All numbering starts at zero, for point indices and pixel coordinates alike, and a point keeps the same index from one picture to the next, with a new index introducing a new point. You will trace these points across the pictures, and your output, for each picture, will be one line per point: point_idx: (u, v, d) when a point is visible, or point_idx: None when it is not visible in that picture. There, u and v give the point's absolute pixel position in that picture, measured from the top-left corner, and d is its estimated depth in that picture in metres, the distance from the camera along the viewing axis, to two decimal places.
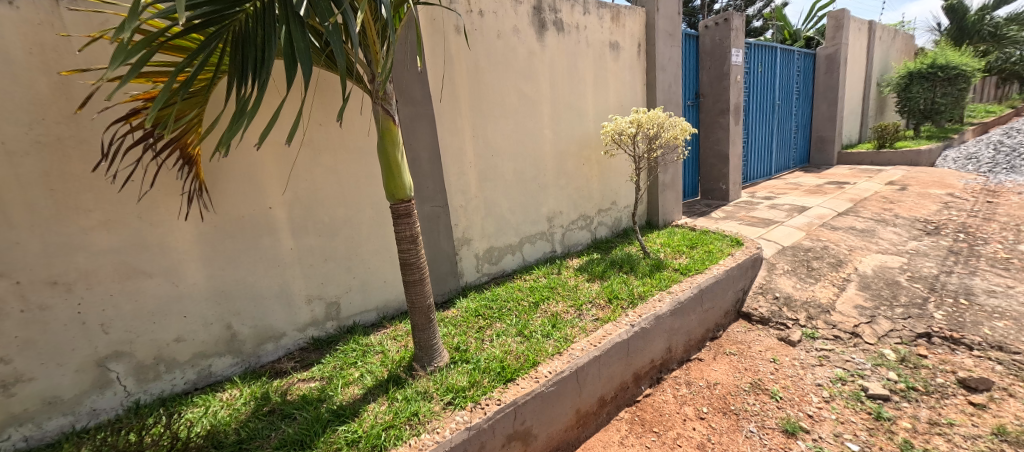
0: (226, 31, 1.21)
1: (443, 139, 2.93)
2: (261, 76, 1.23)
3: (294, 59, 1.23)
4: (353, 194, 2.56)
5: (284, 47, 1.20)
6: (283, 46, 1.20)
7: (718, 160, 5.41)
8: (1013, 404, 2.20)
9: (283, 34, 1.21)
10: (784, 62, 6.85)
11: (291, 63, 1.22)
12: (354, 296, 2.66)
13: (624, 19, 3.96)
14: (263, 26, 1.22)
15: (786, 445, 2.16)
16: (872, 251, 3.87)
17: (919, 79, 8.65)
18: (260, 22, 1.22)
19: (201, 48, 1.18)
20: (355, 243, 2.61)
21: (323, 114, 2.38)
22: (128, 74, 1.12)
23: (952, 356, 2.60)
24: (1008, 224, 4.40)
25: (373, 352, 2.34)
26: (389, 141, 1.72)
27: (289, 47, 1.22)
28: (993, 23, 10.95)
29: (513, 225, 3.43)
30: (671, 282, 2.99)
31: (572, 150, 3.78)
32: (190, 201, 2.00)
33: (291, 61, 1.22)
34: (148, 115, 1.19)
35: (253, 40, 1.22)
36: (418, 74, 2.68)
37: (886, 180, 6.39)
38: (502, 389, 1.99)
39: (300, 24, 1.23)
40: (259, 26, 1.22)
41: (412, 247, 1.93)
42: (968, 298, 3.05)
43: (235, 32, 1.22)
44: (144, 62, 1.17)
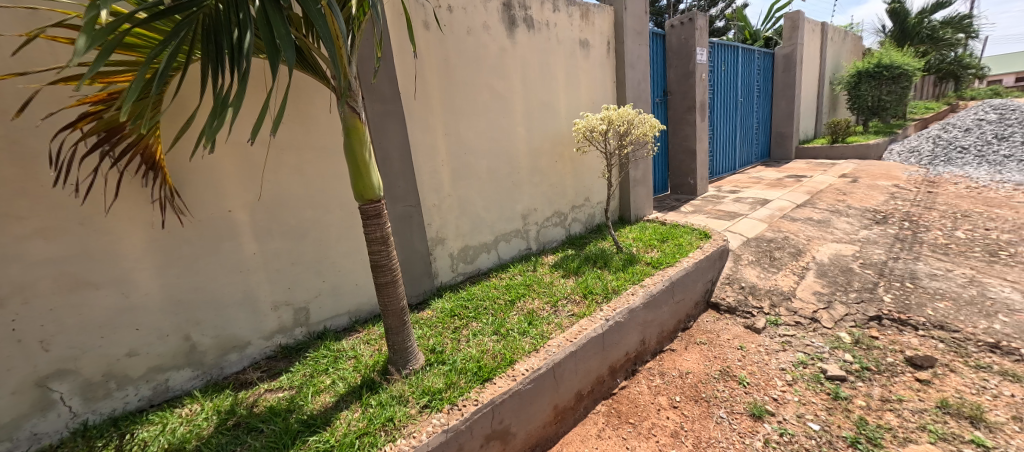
0: (194, 20, 1.11)
1: (414, 137, 2.87)
2: (240, 65, 1.13)
3: (276, 49, 1.15)
4: (320, 195, 2.47)
5: (264, 37, 1.13)
6: (263, 34, 1.13)
7: (686, 156, 5.58)
8: (953, 379, 2.39)
9: (260, 22, 1.13)
10: (744, 61, 7.12)
11: (272, 53, 1.14)
12: (324, 301, 2.57)
13: (593, 17, 4.01)
14: (237, 10, 1.13)
15: (753, 429, 2.26)
16: (828, 240, 4.09)
17: (867, 78, 9.21)
18: (231, 9, 1.13)
19: (173, 34, 1.08)
20: (324, 246, 2.52)
21: (285, 111, 2.27)
22: (88, 71, 1.02)
23: (900, 336, 2.78)
24: (947, 212, 4.77)
25: (345, 358, 2.27)
26: (357, 139, 1.66)
27: (268, 33, 1.14)
28: (930, 26, 11.78)
29: (488, 223, 3.41)
30: (643, 276, 3.05)
31: (546, 147, 3.79)
32: (163, 208, 1.93)
33: (273, 51, 1.14)
34: (118, 112, 1.10)
35: (227, 30, 1.12)
36: (386, 70, 2.61)
37: (840, 173, 6.79)
38: (479, 390, 1.97)
39: (278, 10, 1.15)
40: (232, 12, 1.13)
41: (383, 248, 1.88)
42: (913, 282, 3.28)
43: (204, 21, 1.12)
44: (103, 58, 1.05)
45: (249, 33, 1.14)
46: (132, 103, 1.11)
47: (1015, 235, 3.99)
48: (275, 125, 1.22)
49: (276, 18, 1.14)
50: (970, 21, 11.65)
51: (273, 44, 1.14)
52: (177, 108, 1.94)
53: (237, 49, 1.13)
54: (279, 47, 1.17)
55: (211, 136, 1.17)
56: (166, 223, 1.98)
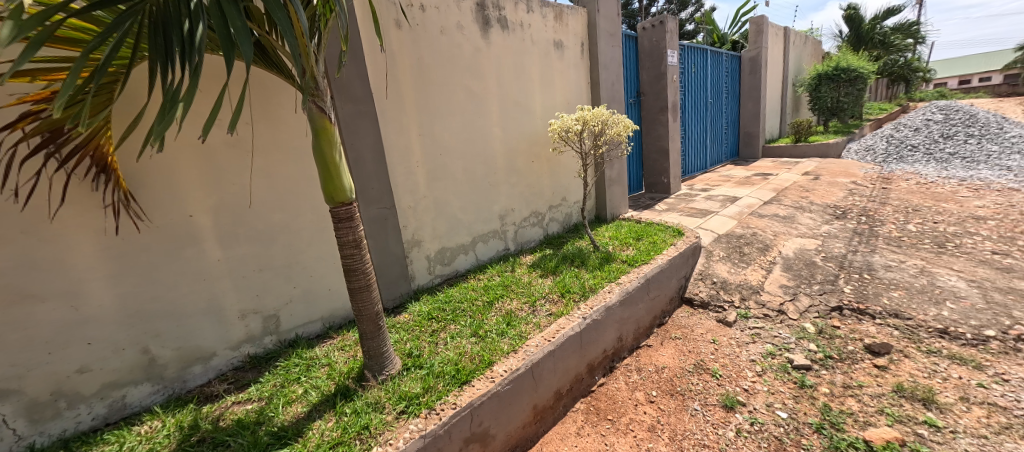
0: (140, 11, 1.05)
1: (388, 138, 2.82)
2: (192, 59, 1.08)
3: (231, 43, 1.10)
4: (289, 198, 2.38)
5: (217, 28, 1.07)
6: (216, 26, 1.07)
7: (659, 155, 5.71)
8: (907, 364, 2.53)
9: (213, 14, 1.08)
10: (713, 63, 7.36)
11: (226, 46, 1.09)
12: (295, 308, 2.48)
13: (567, 18, 4.05)
14: (186, 2, 1.08)
15: (726, 419, 2.33)
16: (792, 235, 4.28)
17: (826, 81, 9.69)
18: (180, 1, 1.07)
19: (115, 25, 1.01)
20: (294, 250, 2.43)
21: (249, 111, 2.17)
22: (14, 65, 0.93)
23: (859, 325, 2.94)
24: (899, 207, 5.07)
25: (318, 366, 2.20)
26: (326, 140, 1.61)
27: (222, 26, 1.09)
28: (882, 32, 12.52)
29: (465, 224, 3.38)
30: (619, 273, 3.10)
31: (523, 148, 3.79)
32: (117, 213, 1.82)
33: (227, 44, 1.09)
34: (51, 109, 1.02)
35: (176, 22, 1.06)
36: (356, 69, 2.54)
37: (803, 170, 7.10)
38: (458, 393, 1.95)
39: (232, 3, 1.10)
40: (181, 2, 1.07)
41: (356, 251, 1.83)
42: (870, 273, 3.47)
43: (152, 12, 1.05)
44: (29, 53, 0.96)
45: (201, 27, 1.09)
46: (66, 99, 1.03)
47: (959, 227, 4.28)
48: (232, 122, 1.17)
49: (230, 9, 1.09)
50: (918, 28, 12.44)
51: (228, 37, 1.09)
52: (128, 107, 1.82)
53: (186, 40, 1.07)
54: (234, 41, 1.12)
55: (160, 134, 1.10)
56: (121, 228, 1.87)
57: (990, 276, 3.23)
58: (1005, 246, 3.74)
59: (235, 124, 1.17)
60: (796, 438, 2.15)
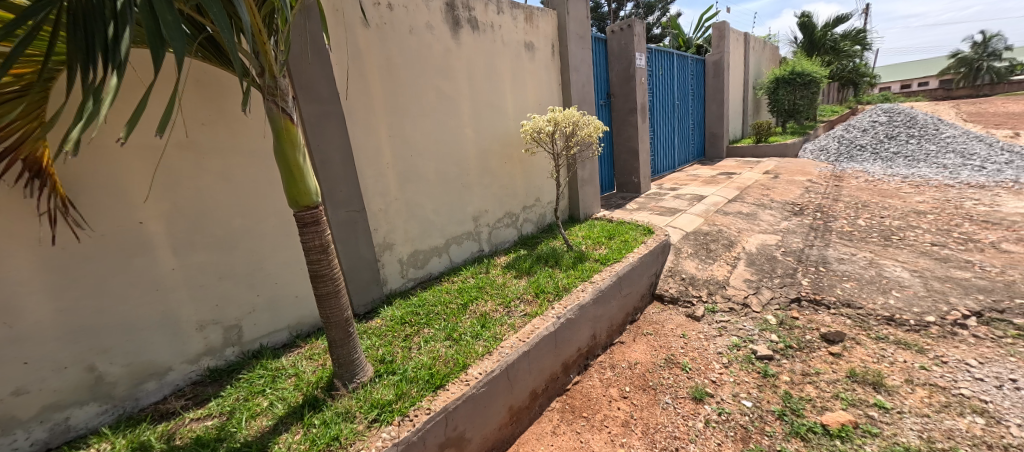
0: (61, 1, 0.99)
1: (356, 139, 2.74)
2: (116, 58, 1.02)
3: (161, 40, 1.03)
4: (250, 202, 2.27)
5: (145, 23, 1.00)
6: (144, 20, 1.00)
7: (630, 155, 5.84)
8: (859, 350, 2.69)
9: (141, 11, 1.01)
10: (679, 67, 7.60)
11: (156, 44, 1.03)
12: (259, 317, 2.38)
13: (537, 20, 4.08)
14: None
15: (695, 411, 2.41)
16: (755, 232, 4.48)
17: (784, 85, 10.21)
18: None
19: (30, 15, 0.95)
20: (257, 257, 2.33)
21: (204, 111, 2.07)
22: None
23: (816, 315, 3.10)
24: (850, 203, 5.41)
25: (285, 377, 2.11)
26: (289, 143, 1.55)
27: (152, 21, 1.02)
28: (833, 39, 13.31)
29: (438, 226, 3.34)
30: (592, 272, 3.14)
31: (495, 148, 3.78)
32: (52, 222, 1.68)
33: (155, 40, 1.02)
34: None
35: (100, 20, 0.99)
36: (321, 68, 2.46)
37: (764, 170, 7.44)
38: (432, 397, 1.92)
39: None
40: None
41: (323, 257, 1.77)
42: (825, 266, 3.68)
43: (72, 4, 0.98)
44: None
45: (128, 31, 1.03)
46: None
47: (902, 221, 4.60)
48: (160, 123, 1.13)
49: (161, 3, 1.02)
50: (864, 35, 13.29)
51: (158, 34, 1.03)
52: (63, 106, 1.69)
53: (110, 38, 1.01)
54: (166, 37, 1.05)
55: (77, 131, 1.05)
56: (58, 238, 1.73)
57: (930, 266, 3.49)
58: (942, 238, 4.05)
59: (165, 126, 1.12)
60: (760, 425, 2.24)
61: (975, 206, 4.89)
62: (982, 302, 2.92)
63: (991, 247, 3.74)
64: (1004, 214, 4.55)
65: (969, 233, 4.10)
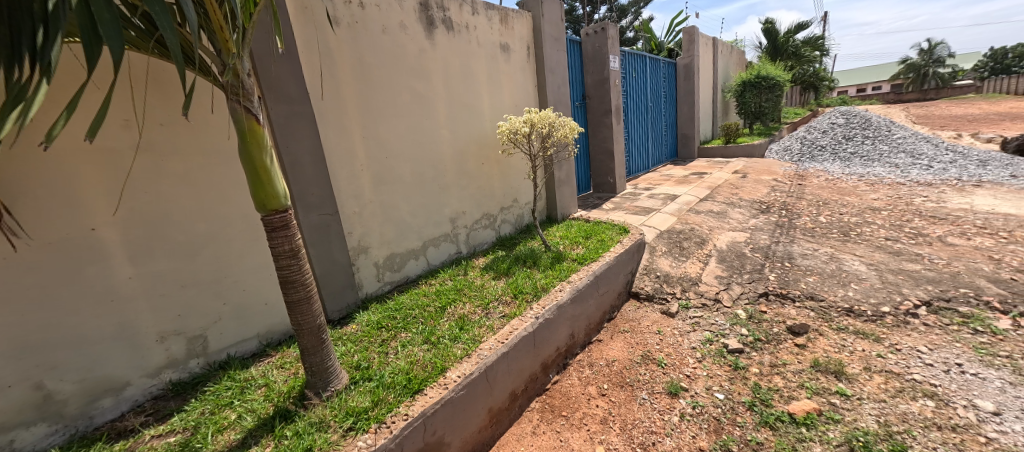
0: None
1: (328, 140, 2.68)
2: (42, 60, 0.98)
3: (97, 38, 0.99)
4: (215, 207, 2.18)
5: (79, 18, 0.95)
6: (78, 17, 0.96)
7: (605, 156, 5.93)
8: (822, 341, 2.83)
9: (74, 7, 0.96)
10: (651, 69, 7.78)
11: (90, 43, 0.99)
12: (225, 326, 2.27)
13: (512, 22, 4.09)
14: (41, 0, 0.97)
15: (671, 405, 2.47)
16: (725, 229, 4.63)
17: (750, 88, 10.63)
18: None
19: None
20: (222, 263, 2.23)
21: (162, 111, 1.97)
22: None
23: (783, 309, 3.24)
24: (812, 201, 5.67)
25: (254, 387, 2.03)
26: (255, 144, 1.49)
27: (86, 17, 0.98)
28: (794, 45, 13.96)
29: (415, 228, 3.29)
30: (570, 272, 3.17)
31: (472, 150, 3.76)
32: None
33: (90, 37, 0.98)
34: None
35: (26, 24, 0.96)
36: (290, 67, 2.39)
37: (733, 169, 7.71)
38: (409, 403, 1.89)
39: None
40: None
41: (293, 262, 1.71)
42: (791, 261, 3.84)
43: None
44: None
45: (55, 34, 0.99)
46: None
47: (859, 218, 4.87)
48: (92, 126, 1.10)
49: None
50: (823, 42, 14.02)
51: (92, 31, 0.98)
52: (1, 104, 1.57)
53: (37, 41, 0.97)
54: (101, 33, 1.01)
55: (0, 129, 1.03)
56: None
57: (885, 260, 3.71)
58: (895, 233, 4.31)
59: (96, 129, 1.11)
60: (732, 416, 2.32)
61: (923, 202, 5.23)
62: (931, 292, 3.13)
63: (938, 240, 4.01)
64: (948, 209, 4.89)
65: (919, 228, 4.38)
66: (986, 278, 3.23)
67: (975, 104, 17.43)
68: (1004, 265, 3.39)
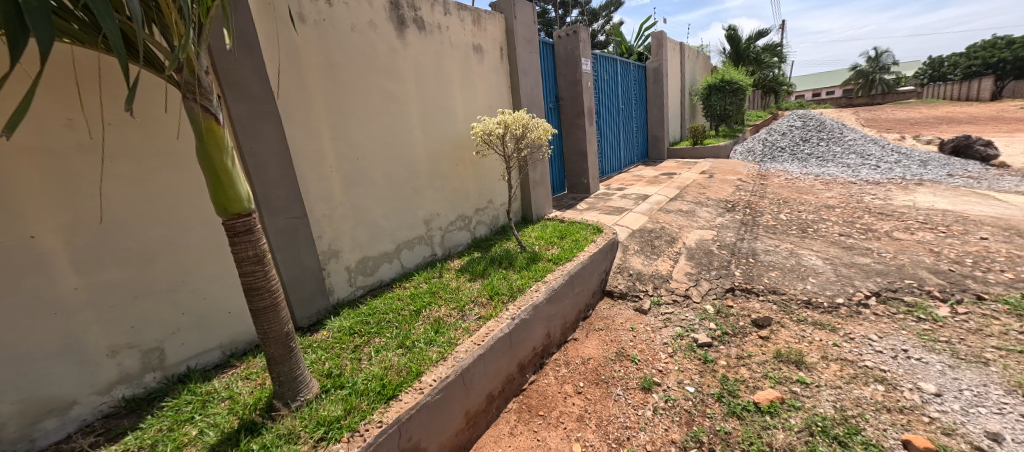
0: None
1: (295, 141, 2.59)
2: None
3: (24, 33, 0.93)
4: (171, 211, 2.06)
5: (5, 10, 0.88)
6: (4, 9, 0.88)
7: (579, 157, 6.02)
8: (784, 333, 2.97)
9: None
10: (622, 73, 7.97)
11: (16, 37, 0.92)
12: (184, 337, 2.15)
13: (485, 23, 4.09)
14: None
15: (644, 400, 2.53)
16: (694, 228, 4.80)
17: (715, 91, 11.06)
18: None
19: None
20: (181, 271, 2.11)
21: (112, 110, 1.85)
22: None
23: (748, 303, 3.39)
24: (774, 200, 5.96)
25: (217, 400, 1.93)
26: (214, 146, 1.42)
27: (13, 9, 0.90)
28: (755, 51, 14.65)
29: (388, 231, 3.23)
30: (545, 272, 3.20)
31: (446, 151, 3.73)
32: None
33: (16, 30, 0.91)
34: None
35: None
36: (253, 65, 2.29)
37: (701, 169, 8.01)
38: (384, 409, 1.85)
39: None
40: None
41: (259, 267, 1.64)
42: (754, 257, 4.02)
43: None
44: None
45: None
46: None
47: (815, 215, 5.15)
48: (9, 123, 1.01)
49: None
50: (781, 49, 14.80)
51: (20, 25, 0.92)
52: None
53: None
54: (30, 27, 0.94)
55: None
56: None
57: (839, 254, 3.94)
58: (848, 229, 4.58)
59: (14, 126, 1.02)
60: (702, 408, 2.40)
61: (872, 200, 5.60)
62: (880, 284, 3.35)
63: (885, 235, 4.31)
64: (894, 206, 5.25)
65: (868, 224, 4.68)
66: (927, 270, 3.49)
67: (916, 109, 18.82)
68: (943, 257, 3.68)
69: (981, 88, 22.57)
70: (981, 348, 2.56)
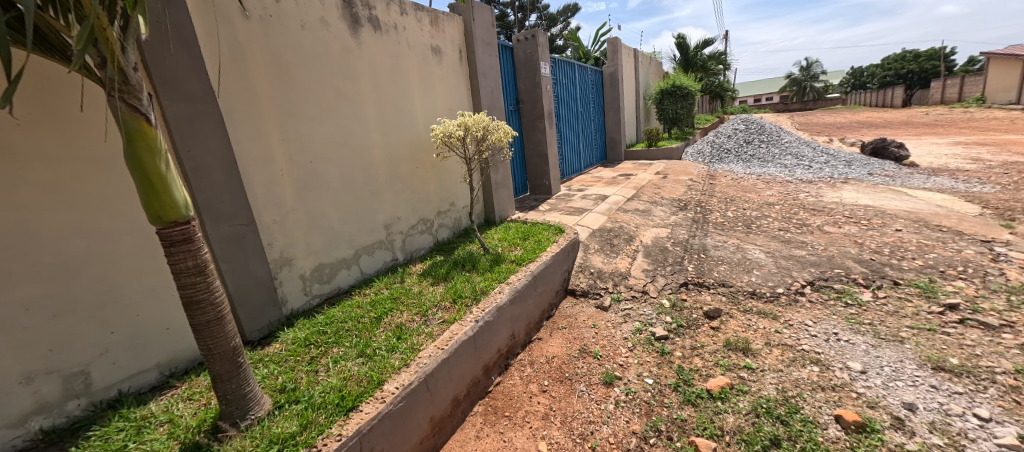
0: None
1: (240, 144, 2.43)
2: None
3: None
4: (96, 220, 1.87)
5: None
6: None
7: (540, 159, 6.10)
8: (732, 322, 3.17)
9: None
10: (580, 77, 8.19)
11: None
12: (115, 358, 1.96)
13: (443, 25, 4.06)
14: None
15: (607, 394, 2.60)
16: (650, 226, 5.01)
17: (667, 96, 11.63)
18: None
19: None
20: (109, 285, 1.92)
21: (21, 108, 1.66)
22: None
23: (700, 296, 3.58)
24: (722, 198, 6.35)
25: (154, 425, 1.77)
26: (146, 148, 1.31)
27: None
28: (703, 58, 15.56)
29: (346, 236, 3.11)
30: (508, 273, 3.21)
31: (405, 153, 3.66)
32: None
33: None
34: None
35: None
36: (191, 62, 2.14)
37: (655, 169, 8.52)
38: (343, 422, 1.78)
39: None
40: None
41: (200, 279, 1.53)
42: (705, 253, 4.26)
43: None
44: None
45: None
46: None
47: (758, 212, 5.54)
48: None
49: None
50: (725, 57, 15.83)
51: None
52: None
53: None
54: None
55: None
56: None
57: (779, 247, 4.26)
58: (786, 224, 4.96)
59: None
60: (660, 398, 2.51)
61: (807, 197, 6.10)
62: (814, 273, 3.66)
63: (818, 229, 4.71)
64: (825, 203, 5.75)
65: (803, 219, 5.10)
66: (853, 260, 3.85)
67: (840, 115, 20.79)
68: (865, 247, 4.08)
69: (894, 96, 25.28)
70: (898, 328, 2.86)
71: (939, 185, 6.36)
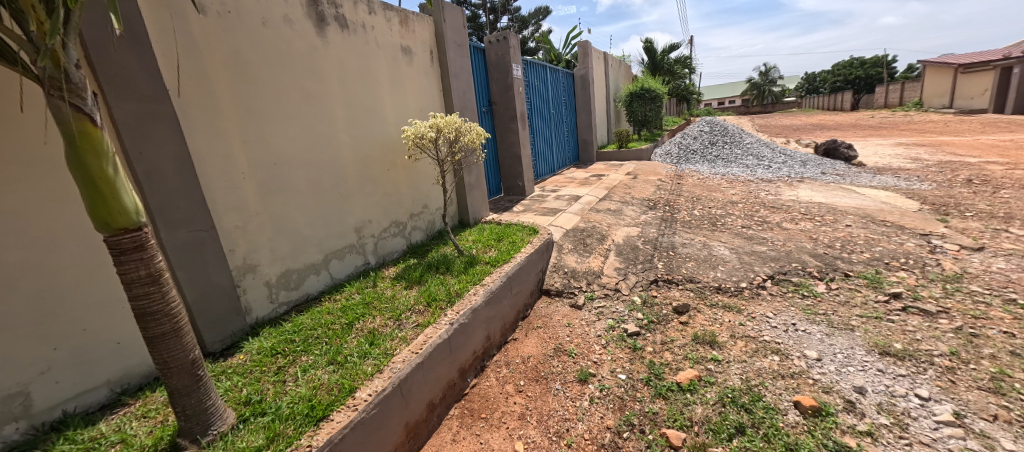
0: None
1: (198, 145, 2.31)
2: None
3: None
4: (35, 228, 1.73)
5: None
6: None
7: (513, 160, 6.12)
8: (700, 317, 3.29)
9: None
10: (552, 79, 8.27)
11: None
12: (58, 377, 1.82)
13: (413, 25, 4.01)
14: None
15: (581, 391, 2.64)
16: (621, 225, 5.12)
17: (636, 98, 11.96)
18: None
19: None
20: (51, 298, 1.78)
21: None
22: None
23: (670, 292, 3.70)
24: (689, 197, 6.58)
25: (104, 446, 1.66)
26: (90, 150, 1.23)
27: None
28: (669, 62, 16.09)
29: (314, 241, 3.02)
30: (483, 275, 3.21)
31: (376, 155, 3.59)
32: None
33: None
34: None
35: None
36: (141, 58, 2.01)
37: (626, 169, 8.82)
38: (313, 432, 1.72)
39: None
40: None
41: (154, 289, 1.45)
42: (674, 250, 4.40)
43: None
44: None
45: None
46: None
47: (722, 210, 5.78)
48: None
49: None
50: (690, 61, 16.45)
51: None
52: None
53: None
54: None
55: None
56: None
57: (742, 244, 4.46)
58: (748, 221, 5.20)
59: None
60: (633, 393, 2.57)
61: (767, 195, 6.41)
62: (774, 268, 3.86)
63: (777, 226, 4.96)
64: (783, 200, 6.07)
65: (764, 217, 5.36)
66: (809, 254, 4.08)
67: (795, 118, 22.01)
68: (820, 242, 4.33)
69: (844, 100, 26.98)
70: (849, 317, 3.06)
71: (884, 183, 6.84)
